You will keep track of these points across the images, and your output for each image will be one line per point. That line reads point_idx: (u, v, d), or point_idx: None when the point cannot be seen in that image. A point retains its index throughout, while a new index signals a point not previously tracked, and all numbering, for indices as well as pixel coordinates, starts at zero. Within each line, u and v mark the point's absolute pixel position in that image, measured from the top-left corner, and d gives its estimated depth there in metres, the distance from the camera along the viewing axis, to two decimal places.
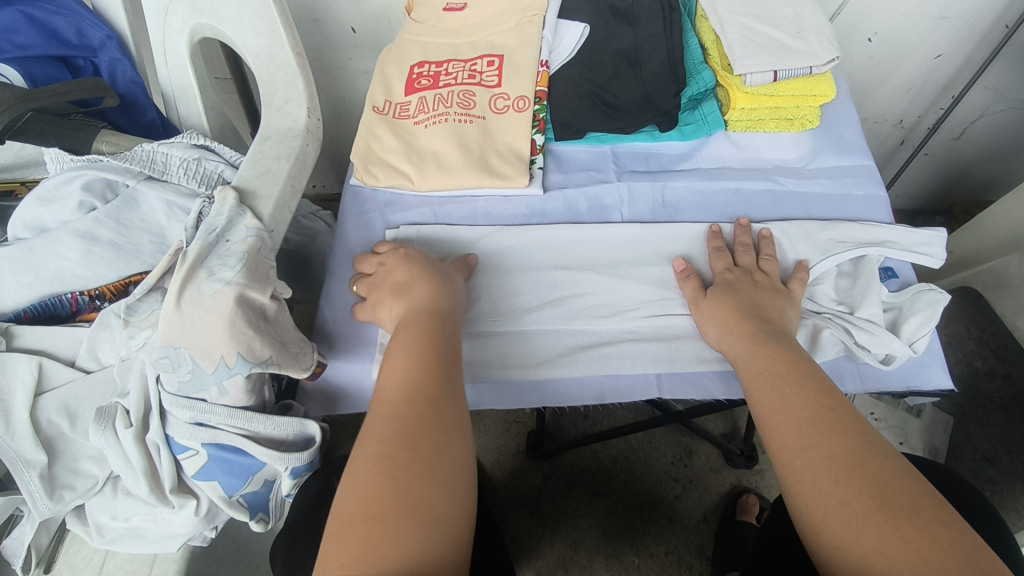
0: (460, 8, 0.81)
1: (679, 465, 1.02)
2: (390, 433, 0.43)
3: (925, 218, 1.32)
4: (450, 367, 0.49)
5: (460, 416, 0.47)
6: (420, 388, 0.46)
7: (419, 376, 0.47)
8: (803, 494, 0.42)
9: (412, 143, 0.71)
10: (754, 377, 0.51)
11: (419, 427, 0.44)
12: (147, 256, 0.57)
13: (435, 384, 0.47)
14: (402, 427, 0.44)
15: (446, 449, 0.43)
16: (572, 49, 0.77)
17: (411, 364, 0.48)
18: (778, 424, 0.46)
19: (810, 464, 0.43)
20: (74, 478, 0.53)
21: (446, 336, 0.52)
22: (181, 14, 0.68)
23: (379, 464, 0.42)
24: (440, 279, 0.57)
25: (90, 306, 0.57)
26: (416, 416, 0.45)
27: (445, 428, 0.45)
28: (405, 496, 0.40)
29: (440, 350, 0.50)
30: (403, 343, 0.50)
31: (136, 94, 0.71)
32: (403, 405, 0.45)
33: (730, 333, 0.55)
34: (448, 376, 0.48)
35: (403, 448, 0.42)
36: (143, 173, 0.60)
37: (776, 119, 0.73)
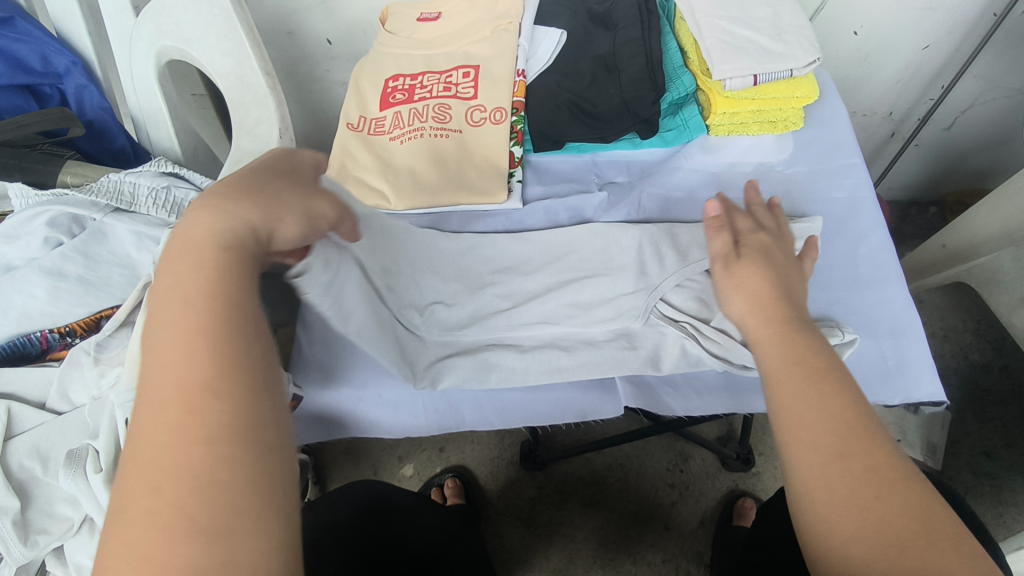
0: (434, 18, 0.80)
1: (675, 471, 1.02)
2: (141, 454, 0.29)
3: (918, 209, 1.31)
4: (241, 327, 0.33)
5: (242, 411, 0.30)
6: (172, 389, 0.30)
7: (185, 354, 0.31)
8: (827, 510, 0.35)
9: (388, 160, 0.70)
10: (780, 369, 0.42)
11: (172, 442, 0.29)
12: (115, 290, 0.56)
13: (194, 382, 0.30)
14: (154, 445, 0.29)
15: (209, 476, 0.28)
16: (549, 56, 0.75)
17: (161, 363, 0.31)
18: (804, 426, 0.38)
19: (844, 476, 0.36)
20: (49, 522, 0.51)
21: (217, 293, 0.33)
22: (145, 36, 0.66)
23: (109, 530, 0.27)
24: (240, 195, 0.36)
25: (61, 343, 0.55)
26: (161, 443, 0.29)
27: (216, 432, 0.29)
28: (141, 567, 0.26)
29: (206, 326, 0.32)
30: (155, 326, 0.32)
31: (104, 120, 0.69)
32: (163, 405, 0.30)
33: (760, 312, 0.46)
34: (225, 360, 0.31)
35: (141, 497, 0.27)
36: (109, 206, 0.58)
37: (759, 121, 0.71)
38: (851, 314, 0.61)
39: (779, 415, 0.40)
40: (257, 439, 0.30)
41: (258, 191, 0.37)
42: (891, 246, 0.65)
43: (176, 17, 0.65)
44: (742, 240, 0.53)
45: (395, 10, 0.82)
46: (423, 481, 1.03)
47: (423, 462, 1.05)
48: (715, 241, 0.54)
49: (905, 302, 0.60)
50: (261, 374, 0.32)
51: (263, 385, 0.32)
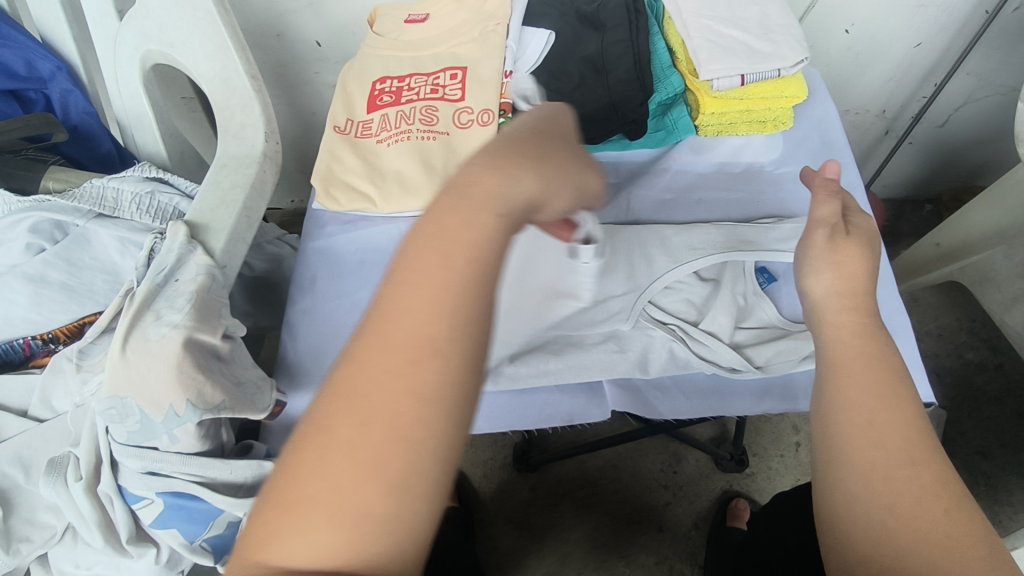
0: (422, 19, 0.79)
1: (669, 472, 1.01)
2: (359, 387, 0.28)
3: (913, 207, 1.30)
4: (485, 286, 0.31)
5: (461, 382, 0.29)
6: (407, 332, 0.29)
7: (426, 301, 0.29)
8: (886, 518, 0.32)
9: (375, 163, 0.69)
10: (852, 359, 0.38)
11: (397, 386, 0.28)
12: (99, 296, 0.56)
13: (429, 335, 0.29)
14: (378, 381, 0.28)
15: (421, 437, 0.27)
16: (537, 58, 0.75)
17: (397, 296, 0.30)
18: (871, 422, 0.35)
19: (914, 484, 0.33)
20: (31, 530, 0.50)
21: (492, 246, 0.31)
22: (130, 40, 0.66)
23: (310, 440, 0.27)
24: (526, 150, 0.35)
25: (43, 349, 0.55)
26: (382, 382, 0.28)
27: (433, 392, 0.28)
28: (340, 500, 0.26)
29: (454, 282, 0.30)
30: (404, 252, 0.31)
31: (90, 125, 0.69)
32: (394, 343, 0.29)
33: (854, 297, 0.41)
34: (461, 321, 0.29)
35: (348, 425, 0.27)
36: (92, 212, 0.58)
37: (748, 121, 0.70)
38: None
39: (843, 408, 0.36)
40: (465, 417, 0.29)
41: (534, 148, 0.36)
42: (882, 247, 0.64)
43: (160, 21, 0.65)
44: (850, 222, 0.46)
45: (383, 11, 0.82)
46: None
47: None
48: (824, 204, 0.46)
49: (897, 304, 0.60)
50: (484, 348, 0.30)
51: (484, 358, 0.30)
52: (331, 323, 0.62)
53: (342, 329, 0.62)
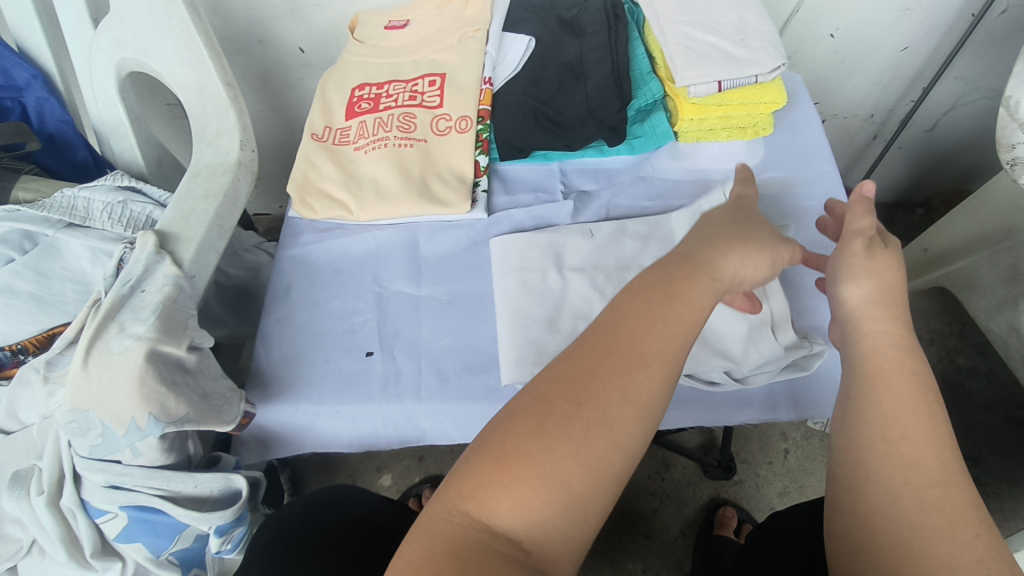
0: (402, 26, 0.79)
1: (656, 479, 1.00)
2: (575, 377, 0.34)
3: (905, 211, 1.29)
4: (682, 324, 0.38)
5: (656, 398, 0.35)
6: (620, 343, 0.36)
7: (646, 327, 0.37)
8: (908, 532, 0.33)
9: (351, 170, 0.69)
10: (891, 374, 0.40)
11: (609, 384, 0.34)
12: (69, 307, 0.55)
13: (645, 353, 0.36)
14: (592, 374, 0.34)
15: (623, 434, 0.33)
16: (516, 64, 0.74)
17: (635, 312, 0.38)
18: (903, 439, 0.36)
19: (944, 502, 0.33)
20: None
21: (711, 293, 0.40)
22: (106, 48, 0.66)
23: (530, 411, 0.33)
24: (751, 226, 0.45)
25: (12, 360, 0.55)
26: (601, 378, 0.34)
27: (641, 395, 0.35)
28: (557, 463, 0.31)
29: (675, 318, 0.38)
30: (644, 282, 0.40)
31: (66, 133, 0.69)
32: (609, 351, 0.36)
33: (893, 313, 0.43)
34: (674, 348, 0.37)
35: (567, 408, 0.33)
36: (63, 221, 0.58)
37: (728, 128, 0.70)
38: (820, 324, 0.59)
39: (876, 422, 0.38)
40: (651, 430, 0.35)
41: (741, 223, 0.46)
42: None
43: (135, 29, 0.65)
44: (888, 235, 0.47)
45: (364, 18, 0.82)
46: (401, 492, 1.02)
47: (401, 472, 1.04)
48: (861, 216, 0.47)
49: None
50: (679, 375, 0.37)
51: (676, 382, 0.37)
52: (305, 332, 0.62)
53: (316, 338, 0.61)
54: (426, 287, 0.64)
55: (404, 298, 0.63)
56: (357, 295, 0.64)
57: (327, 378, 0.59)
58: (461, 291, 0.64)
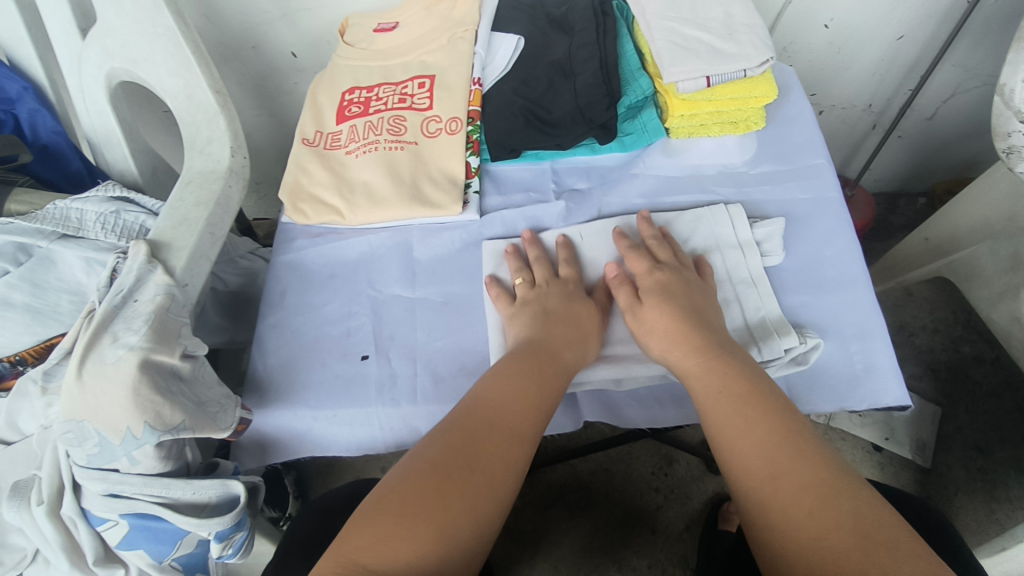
0: (391, 28, 0.79)
1: (660, 475, 1.01)
2: (450, 446, 0.47)
3: (907, 200, 1.29)
4: (543, 403, 0.51)
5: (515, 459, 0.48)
6: (486, 420, 0.49)
7: (507, 404, 0.50)
8: (772, 519, 0.43)
9: (343, 174, 0.69)
10: (714, 398, 0.49)
11: (475, 450, 0.47)
12: (65, 317, 0.56)
13: (505, 422, 0.49)
14: (464, 445, 0.47)
15: (489, 491, 0.45)
16: (506, 63, 0.74)
17: (497, 392, 0.50)
18: (745, 449, 0.46)
19: (788, 487, 0.43)
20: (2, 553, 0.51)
21: (558, 371, 0.53)
22: (95, 59, 0.66)
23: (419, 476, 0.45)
24: (580, 305, 0.58)
25: (11, 372, 0.55)
26: (470, 449, 0.47)
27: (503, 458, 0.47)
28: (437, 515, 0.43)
29: (535, 393, 0.51)
30: (505, 367, 0.53)
31: (59, 143, 0.69)
32: (479, 426, 0.48)
33: (676, 348, 0.52)
34: (529, 419, 0.50)
35: (443, 473, 0.45)
36: (55, 232, 0.58)
37: (719, 123, 0.70)
38: (815, 318, 0.59)
39: (727, 443, 0.47)
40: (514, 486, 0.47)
41: (574, 307, 0.58)
42: (857, 247, 0.63)
43: (122, 38, 0.65)
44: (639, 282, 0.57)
45: (354, 21, 0.82)
46: None
47: None
48: (619, 290, 0.58)
49: (871, 305, 0.58)
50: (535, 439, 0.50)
51: (533, 447, 0.50)
52: (299, 337, 0.62)
53: (312, 343, 0.62)
54: (420, 289, 0.64)
55: (399, 301, 0.64)
56: (352, 299, 0.64)
57: (322, 382, 0.59)
58: (455, 293, 0.64)
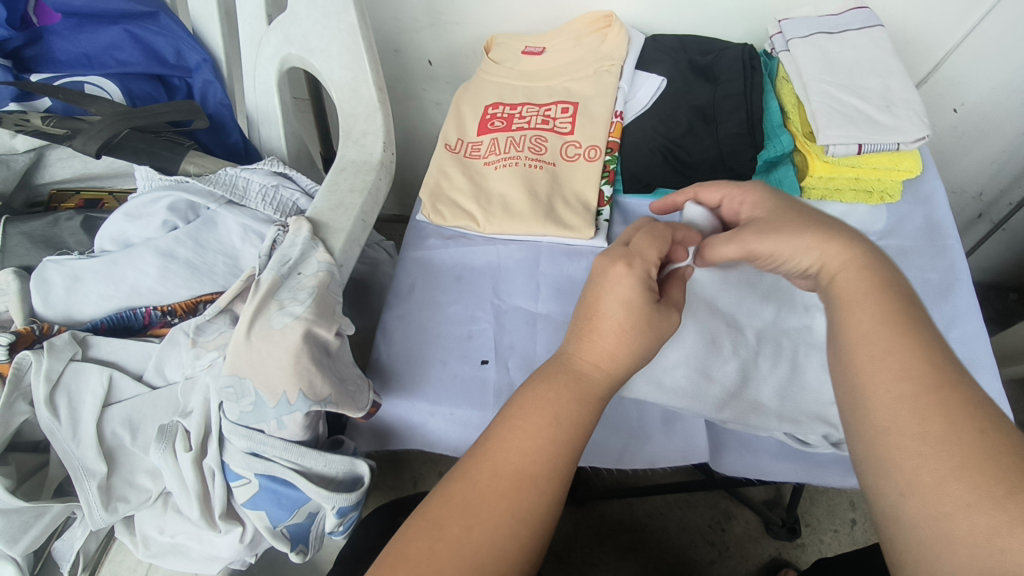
0: (539, 52, 0.82)
1: (716, 530, 0.99)
2: (460, 497, 0.38)
3: (997, 293, 1.26)
4: (574, 446, 0.40)
5: (535, 515, 0.38)
6: (500, 470, 0.39)
7: (527, 448, 0.40)
8: (881, 433, 0.37)
9: (481, 184, 0.72)
10: (852, 296, 0.43)
11: (486, 506, 0.38)
12: (218, 278, 0.59)
13: (526, 470, 0.39)
14: (472, 497, 0.38)
15: (499, 556, 0.36)
16: (647, 100, 0.76)
17: (515, 433, 0.40)
18: (869, 345, 0.40)
19: (912, 392, 0.36)
20: (130, 491, 0.54)
21: (587, 413, 0.42)
22: (274, 43, 0.70)
23: (423, 526, 0.37)
24: (649, 330, 0.45)
25: (161, 320, 0.58)
26: (480, 501, 0.38)
27: (525, 515, 0.38)
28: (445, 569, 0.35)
29: (557, 436, 0.40)
30: (526, 398, 0.42)
31: (224, 116, 0.74)
32: (493, 476, 0.39)
33: (806, 246, 0.47)
34: (551, 462, 0.39)
35: (453, 527, 0.37)
36: (224, 198, 0.61)
37: (854, 190, 0.71)
38: None
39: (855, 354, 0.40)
40: (533, 547, 0.37)
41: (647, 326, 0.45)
42: (987, 333, 0.62)
43: (305, 28, 0.69)
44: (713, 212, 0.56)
45: (501, 40, 0.85)
46: None
47: None
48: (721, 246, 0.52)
49: (1002, 396, 0.57)
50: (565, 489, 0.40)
51: (555, 498, 0.39)
52: (425, 333, 0.64)
53: (435, 339, 0.64)
54: (543, 305, 0.66)
55: (522, 313, 0.65)
56: (477, 304, 0.66)
57: (443, 380, 0.61)
58: None
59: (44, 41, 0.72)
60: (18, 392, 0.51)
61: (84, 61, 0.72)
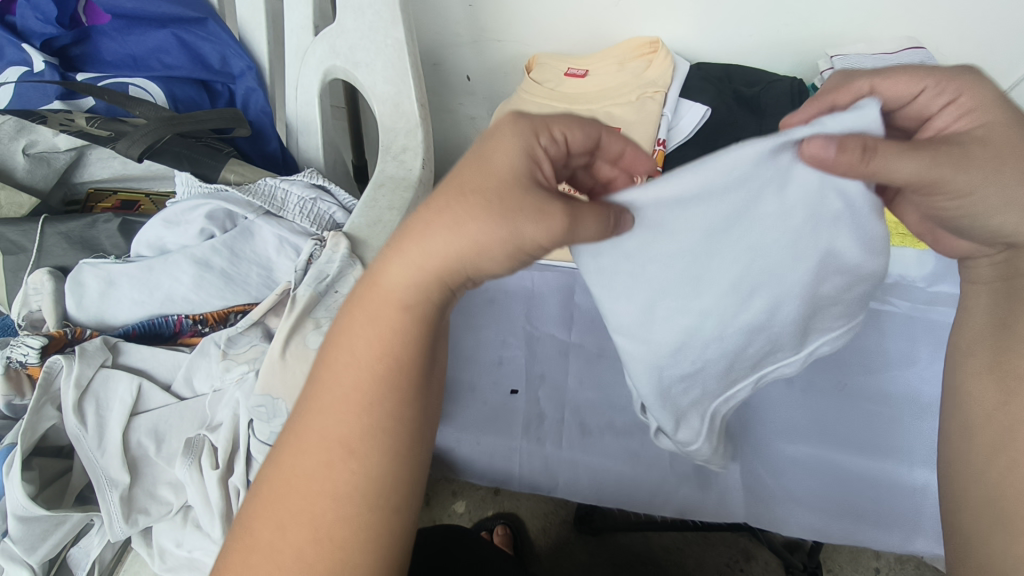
0: (581, 75, 0.81)
1: (735, 569, 0.96)
2: (274, 484, 0.34)
3: None
4: (390, 382, 0.35)
5: (364, 472, 0.34)
6: (310, 440, 0.35)
7: (335, 408, 0.35)
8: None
9: None
10: None
11: (296, 483, 0.34)
12: (251, 289, 0.58)
13: (340, 433, 0.34)
14: (283, 478, 0.34)
15: (321, 531, 0.33)
16: (691, 130, 0.75)
17: (324, 395, 0.35)
18: None
19: None
20: (151, 503, 0.52)
21: (404, 336, 0.36)
22: (320, 54, 0.70)
23: (250, 517, 0.34)
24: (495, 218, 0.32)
25: (192, 329, 0.57)
26: (291, 480, 0.34)
27: (342, 482, 0.33)
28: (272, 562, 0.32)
29: (361, 378, 0.35)
30: (338, 335, 0.37)
31: (264, 123, 0.74)
32: (297, 448, 0.35)
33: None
34: (361, 410, 0.35)
35: (269, 518, 0.33)
36: (262, 209, 0.61)
37: (897, 232, 0.68)
38: None
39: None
40: (366, 515, 0.33)
41: (501, 210, 0.32)
42: None
43: (351, 41, 0.69)
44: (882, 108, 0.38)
45: (544, 59, 0.84)
46: (473, 521, 1.01)
47: (476, 501, 1.04)
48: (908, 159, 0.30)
49: None
50: (402, 428, 0.35)
51: (380, 448, 0.34)
52: (455, 356, 0.62)
53: (465, 363, 0.62)
54: (576, 335, 0.64)
55: (554, 343, 0.64)
56: (508, 330, 0.65)
57: (472, 408, 0.59)
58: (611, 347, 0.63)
59: (92, 40, 0.72)
60: (47, 396, 0.51)
61: (130, 62, 0.72)
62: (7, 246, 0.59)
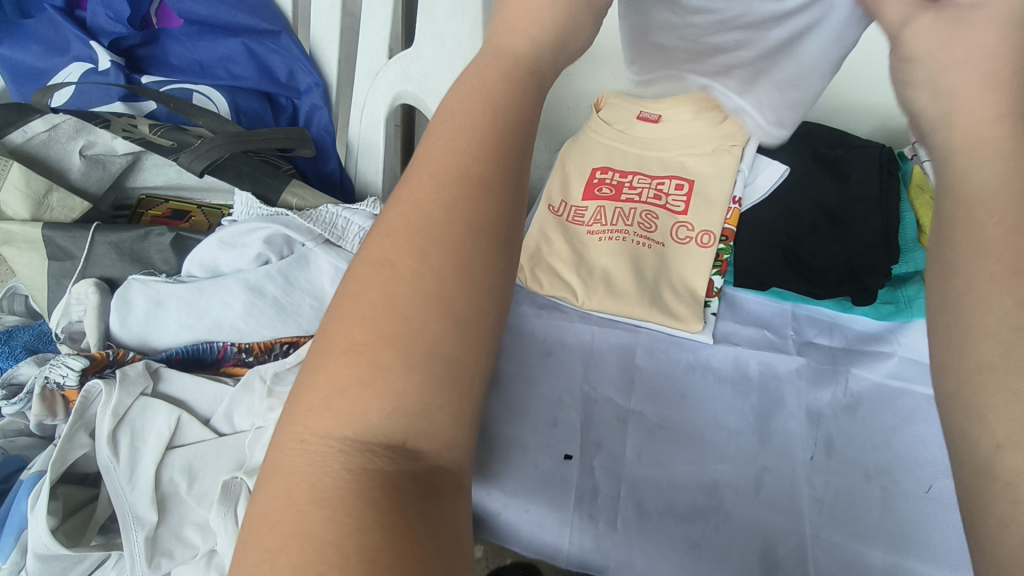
0: (654, 120, 0.73)
1: None
2: (398, 233, 0.25)
3: None
4: (524, 128, 0.28)
5: (500, 232, 0.26)
6: (444, 178, 0.26)
7: (467, 145, 0.26)
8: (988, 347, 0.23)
9: (582, 253, 0.69)
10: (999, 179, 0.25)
11: (433, 230, 0.25)
12: (303, 321, 0.55)
13: (475, 174, 0.26)
14: (413, 226, 0.25)
15: (467, 288, 0.24)
16: (769, 187, 0.69)
17: (451, 134, 0.27)
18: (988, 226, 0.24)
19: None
20: (175, 545, 0.47)
21: (529, 89, 0.29)
22: (391, 77, 0.67)
23: (362, 281, 0.24)
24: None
25: (235, 357, 0.54)
26: (427, 224, 0.25)
27: (489, 226, 0.25)
28: (404, 329, 0.23)
29: (498, 116, 0.27)
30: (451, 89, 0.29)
31: (324, 142, 0.71)
32: (428, 189, 0.25)
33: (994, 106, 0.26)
34: (504, 146, 0.27)
35: (396, 273, 0.24)
36: (322, 237, 0.57)
37: None
38: None
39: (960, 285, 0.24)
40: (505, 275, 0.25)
41: None
42: None
43: (426, 68, 0.66)
44: (885, 26, 0.33)
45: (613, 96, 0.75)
46: (490, 568, 0.97)
47: (494, 547, 0.99)
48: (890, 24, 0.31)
49: None
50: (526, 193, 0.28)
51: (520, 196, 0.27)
52: (506, 411, 0.59)
53: (518, 418, 0.59)
54: (637, 402, 0.60)
55: (612, 408, 0.59)
56: (565, 388, 0.60)
57: (523, 470, 0.55)
58: (673, 420, 0.58)
59: (159, 43, 0.70)
60: (82, 422, 0.48)
61: (197, 69, 0.70)
62: (53, 251, 0.57)
